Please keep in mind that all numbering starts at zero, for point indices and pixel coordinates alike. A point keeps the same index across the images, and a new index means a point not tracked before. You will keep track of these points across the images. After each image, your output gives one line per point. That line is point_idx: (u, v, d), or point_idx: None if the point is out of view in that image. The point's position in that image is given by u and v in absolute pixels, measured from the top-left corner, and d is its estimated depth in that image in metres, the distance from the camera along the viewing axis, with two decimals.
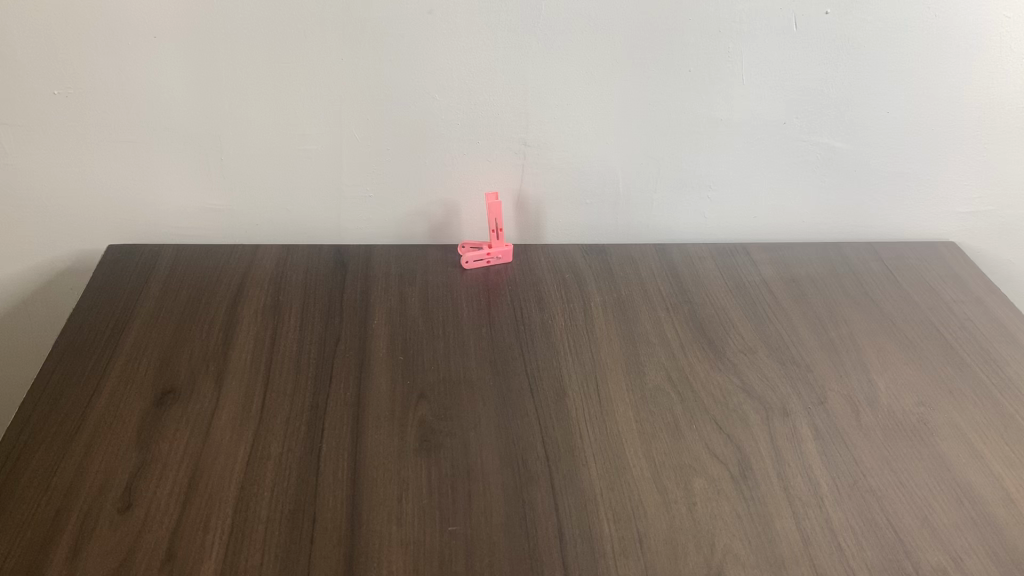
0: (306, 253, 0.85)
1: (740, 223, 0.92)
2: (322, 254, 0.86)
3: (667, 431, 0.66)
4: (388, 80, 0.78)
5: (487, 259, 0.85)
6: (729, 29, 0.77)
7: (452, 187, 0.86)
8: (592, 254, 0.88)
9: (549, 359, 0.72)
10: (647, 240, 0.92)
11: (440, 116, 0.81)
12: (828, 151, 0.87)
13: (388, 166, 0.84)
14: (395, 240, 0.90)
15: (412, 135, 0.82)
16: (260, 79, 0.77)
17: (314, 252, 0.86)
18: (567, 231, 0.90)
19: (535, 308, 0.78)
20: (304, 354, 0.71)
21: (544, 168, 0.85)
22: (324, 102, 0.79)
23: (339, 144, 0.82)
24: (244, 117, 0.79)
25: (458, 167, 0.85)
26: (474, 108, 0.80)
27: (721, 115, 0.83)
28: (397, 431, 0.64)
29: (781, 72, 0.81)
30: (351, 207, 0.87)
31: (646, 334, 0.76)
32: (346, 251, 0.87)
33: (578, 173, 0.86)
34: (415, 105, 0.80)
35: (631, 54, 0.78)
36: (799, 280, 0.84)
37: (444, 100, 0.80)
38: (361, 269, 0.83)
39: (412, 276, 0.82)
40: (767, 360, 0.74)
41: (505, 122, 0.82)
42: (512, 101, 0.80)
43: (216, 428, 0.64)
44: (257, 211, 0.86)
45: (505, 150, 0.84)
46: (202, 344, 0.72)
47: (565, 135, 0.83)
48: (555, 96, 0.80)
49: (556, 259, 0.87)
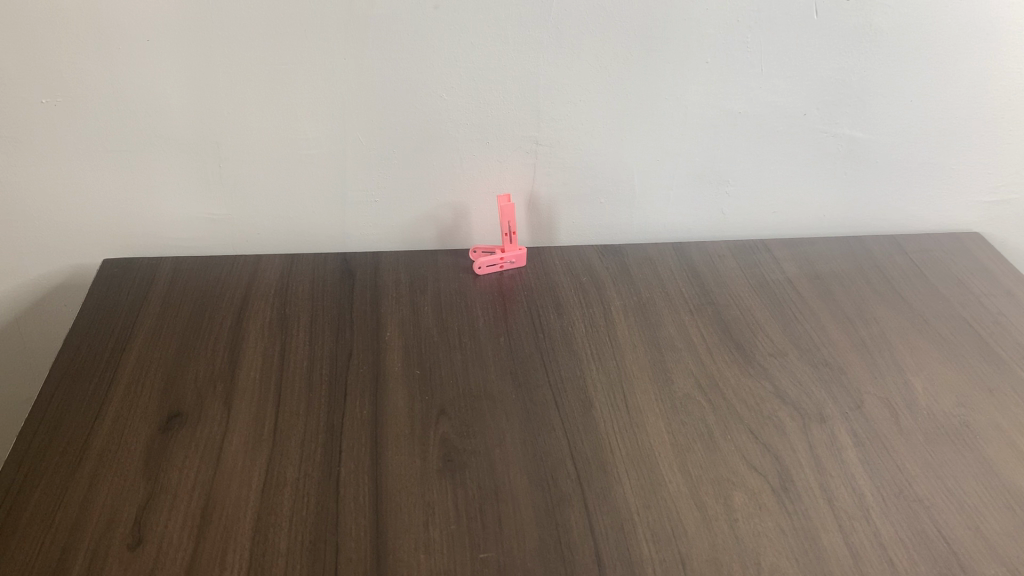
0: (312, 263, 0.82)
1: (759, 219, 0.89)
2: (327, 262, 0.82)
3: (702, 442, 0.63)
4: (393, 78, 0.74)
5: (501, 263, 0.81)
6: (747, 19, 0.74)
7: (462, 190, 0.83)
8: (609, 255, 0.85)
9: (572, 368, 0.69)
10: (664, 240, 0.89)
11: (448, 115, 0.77)
12: (850, 142, 0.84)
13: (395, 168, 0.80)
14: (403, 245, 0.86)
15: (419, 136, 0.78)
16: (259, 81, 0.73)
17: (319, 261, 0.82)
18: (581, 232, 0.87)
19: (553, 315, 0.75)
20: (316, 371, 0.68)
21: (556, 167, 0.82)
22: (327, 104, 0.75)
23: (343, 147, 0.78)
24: (243, 121, 0.75)
25: (467, 168, 0.81)
26: (483, 106, 0.77)
27: (740, 107, 0.80)
28: (418, 451, 0.61)
29: (801, 62, 0.77)
30: (356, 213, 0.83)
31: (671, 339, 0.73)
32: (352, 260, 0.83)
33: (592, 171, 0.83)
34: (421, 105, 0.76)
35: (647, 46, 0.75)
36: (824, 277, 0.82)
37: (452, 99, 0.76)
38: (369, 277, 0.80)
39: (423, 283, 0.79)
40: (798, 362, 0.71)
41: (516, 119, 0.78)
42: (522, 98, 0.77)
43: (227, 454, 0.61)
44: (259, 219, 0.82)
45: (516, 150, 0.80)
46: (207, 364, 0.69)
47: (578, 132, 0.80)
48: (567, 92, 0.77)
49: (571, 262, 0.83)
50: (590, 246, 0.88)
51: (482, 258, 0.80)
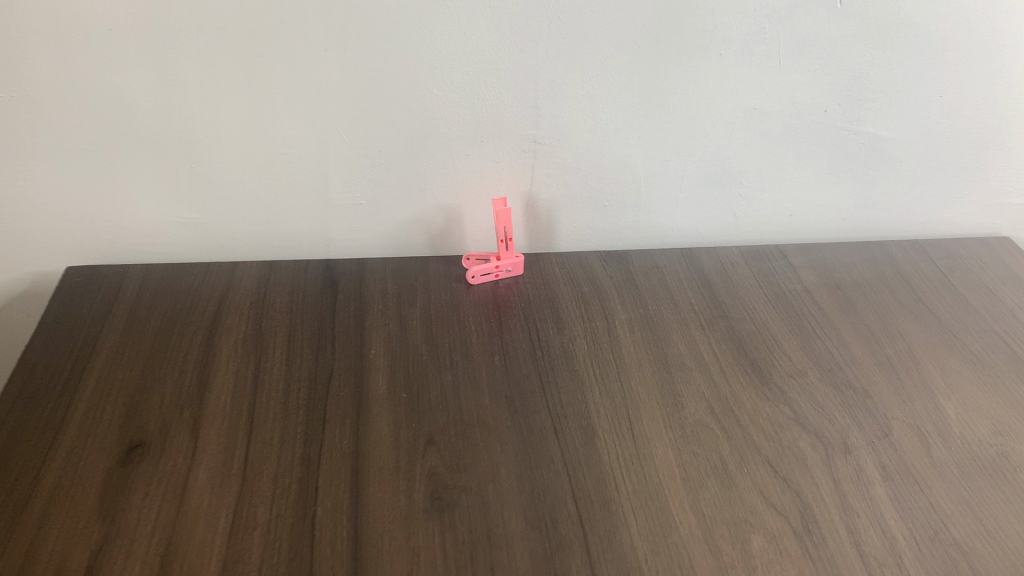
0: (292, 271, 0.76)
1: (775, 223, 0.83)
2: (309, 270, 0.76)
3: (716, 477, 0.57)
4: (378, 72, 0.68)
5: (496, 271, 0.75)
6: (765, 8, 0.67)
7: (454, 192, 0.77)
8: (613, 262, 0.79)
9: (573, 391, 0.63)
10: (672, 245, 0.83)
11: (438, 112, 0.71)
12: (873, 140, 0.77)
13: (381, 169, 0.74)
14: (392, 251, 0.80)
15: (408, 134, 0.72)
16: (233, 76, 0.67)
17: (300, 269, 0.76)
18: (583, 237, 0.81)
19: (553, 330, 0.69)
20: (292, 395, 0.62)
21: (555, 167, 0.76)
22: (306, 99, 0.69)
23: (326, 146, 0.72)
24: (216, 118, 0.69)
25: (460, 169, 0.75)
26: (476, 102, 0.71)
27: (755, 103, 0.74)
28: (403, 487, 0.55)
29: (822, 54, 0.71)
30: (340, 216, 0.77)
31: (680, 357, 0.67)
32: (336, 267, 0.77)
33: (595, 172, 0.76)
34: (410, 101, 0.70)
35: (655, 37, 0.68)
36: (845, 286, 0.76)
37: (443, 93, 0.70)
38: (353, 287, 0.74)
39: (412, 294, 0.73)
40: (819, 384, 0.65)
41: (512, 116, 0.72)
42: (519, 93, 0.70)
43: (192, 491, 0.55)
44: (235, 223, 0.76)
45: (512, 149, 0.74)
46: (174, 386, 0.63)
47: (580, 129, 0.73)
48: (568, 87, 0.71)
49: (572, 270, 0.77)
50: (593, 251, 0.82)
51: (476, 266, 0.74)
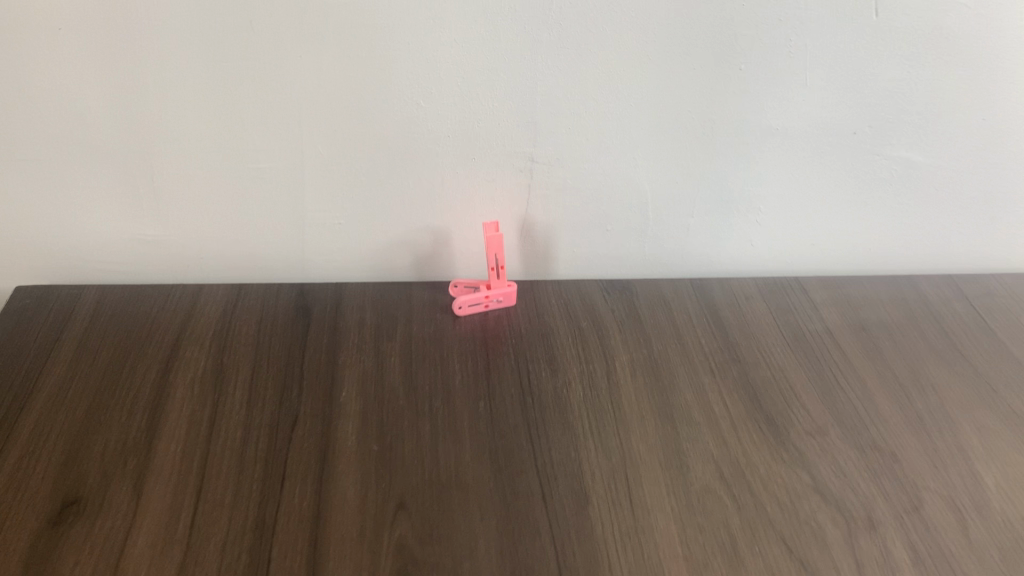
0: (262, 297, 0.69)
1: (795, 253, 0.75)
2: (281, 295, 0.69)
3: (723, 557, 0.50)
4: (358, 79, 0.61)
5: (486, 302, 0.68)
6: (791, 17, 0.60)
7: (442, 213, 0.70)
8: (616, 293, 0.72)
9: (564, 447, 0.56)
10: (681, 275, 0.76)
11: (424, 126, 0.64)
12: (906, 166, 0.70)
13: (361, 187, 0.67)
14: (374, 274, 0.73)
15: (390, 149, 0.65)
16: (196, 81, 0.60)
17: (272, 294, 0.69)
18: (584, 264, 0.74)
19: (545, 372, 0.62)
20: (250, 446, 0.55)
21: (554, 188, 0.69)
22: (278, 109, 0.62)
23: (300, 160, 0.65)
24: (178, 127, 0.62)
25: (449, 188, 0.68)
26: (467, 116, 0.64)
27: (777, 123, 0.66)
28: (366, 562, 0.49)
29: (853, 70, 0.64)
30: (316, 235, 0.70)
31: (687, 409, 0.60)
32: (311, 292, 0.70)
33: (598, 194, 0.69)
34: (392, 113, 0.63)
35: (667, 48, 0.61)
36: (871, 328, 0.69)
37: (429, 106, 0.63)
38: (328, 317, 0.67)
39: (392, 326, 0.66)
40: (841, 445, 0.58)
41: (506, 132, 0.65)
42: (514, 107, 0.63)
43: (128, 560, 0.48)
44: (201, 241, 0.69)
45: (507, 168, 0.67)
46: (120, 432, 0.57)
47: (582, 148, 0.66)
48: (568, 101, 0.63)
49: (570, 301, 0.70)
50: (594, 279, 0.75)
51: (464, 296, 0.67)
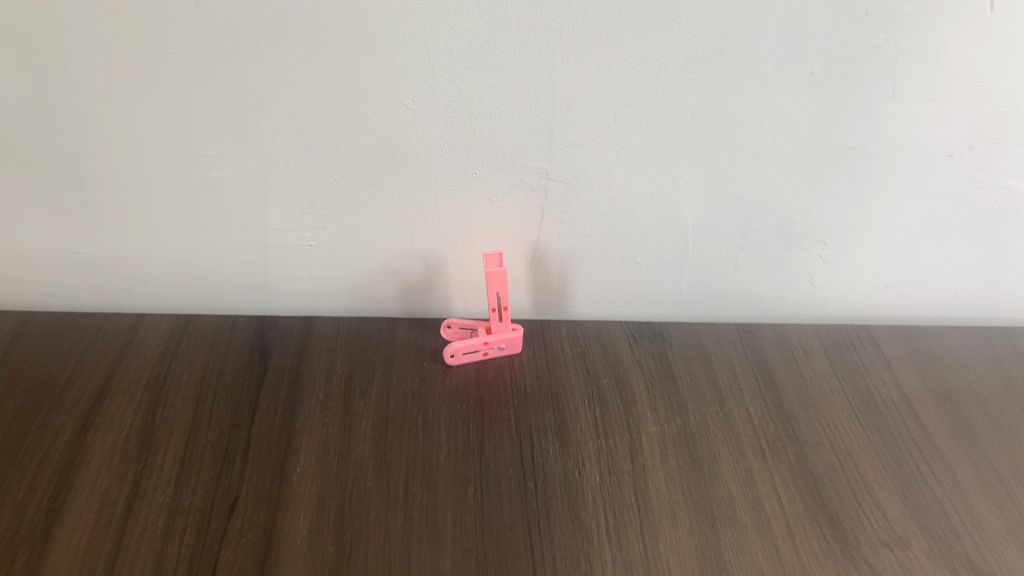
0: (213, 334, 0.57)
1: (865, 296, 0.62)
2: (236, 332, 0.57)
3: None
4: (330, 72, 0.48)
5: (485, 349, 0.56)
6: (882, 10, 0.47)
7: (435, 237, 0.57)
8: (644, 340, 0.59)
9: (571, 556, 0.43)
10: (724, 318, 0.63)
11: (414, 132, 0.51)
12: (1010, 198, 0.56)
13: (336, 202, 0.55)
14: (352, 305, 0.61)
15: (371, 159, 0.53)
16: (127, 71, 0.48)
17: (226, 330, 0.57)
18: (607, 302, 0.61)
19: (552, 445, 0.50)
20: (173, 541, 0.43)
21: (573, 211, 0.56)
22: (230, 107, 0.50)
23: (260, 170, 0.53)
24: (109, 125, 0.50)
25: (443, 207, 0.55)
26: (467, 121, 0.51)
27: (854, 141, 0.53)
28: None
29: (958, 78, 0.50)
30: (281, 258, 0.57)
31: (729, 505, 0.47)
32: (273, 328, 0.58)
33: (627, 220, 0.56)
34: (373, 114, 0.50)
35: (723, 43, 0.48)
36: (957, 396, 0.56)
37: (420, 108, 0.50)
38: (290, 363, 0.55)
39: (368, 376, 0.54)
40: (928, 563, 0.45)
41: (516, 141, 0.52)
42: (528, 111, 0.51)
43: None
44: (143, 260, 0.57)
45: (515, 185, 0.54)
46: (13, 513, 0.44)
47: (608, 164, 0.53)
48: (595, 106, 0.51)
49: (587, 348, 0.58)
50: (619, 320, 0.62)
51: (457, 341, 0.55)
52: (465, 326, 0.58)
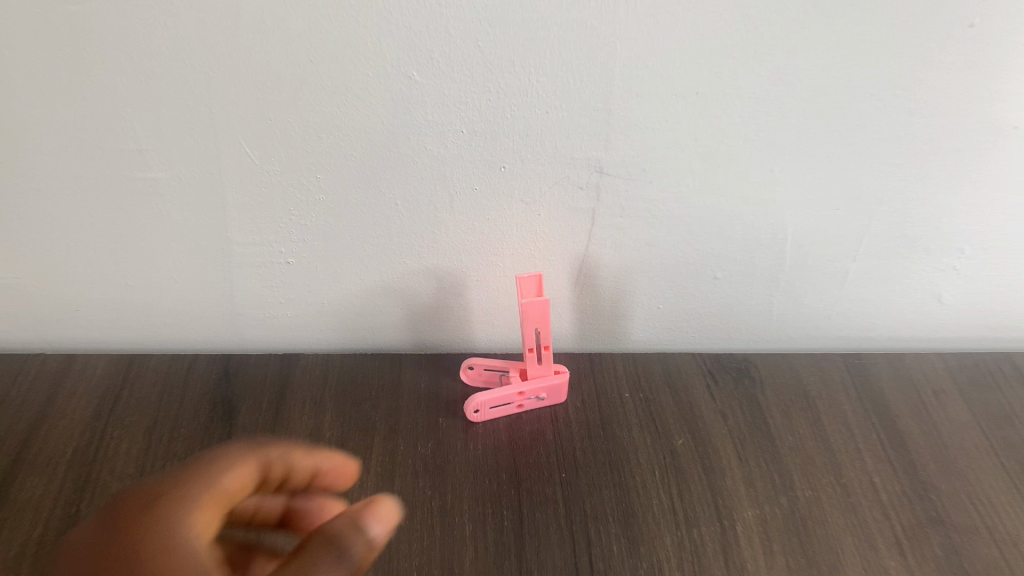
0: (163, 384, 0.44)
1: (1010, 318, 0.48)
2: (192, 382, 0.44)
3: None
4: (301, 35, 0.35)
5: (519, 400, 0.43)
6: None
7: (451, 251, 0.43)
8: (726, 381, 0.45)
9: None
10: (822, 346, 0.49)
11: (421, 114, 0.38)
12: None
13: (318, 206, 0.41)
14: (348, 335, 0.48)
15: (364, 150, 0.39)
16: (21, 36, 0.34)
17: (182, 379, 0.44)
18: (676, 327, 0.48)
19: (616, 542, 0.36)
20: None
21: (634, 216, 0.42)
22: (167, 85, 0.36)
23: (215, 168, 0.39)
24: (6, 114, 0.37)
25: (461, 213, 0.42)
26: (493, 100, 0.37)
27: (1019, 120, 0.39)
28: None
29: None
30: (251, 279, 0.44)
31: None
32: (242, 375, 0.45)
33: (705, 225, 0.43)
34: (364, 91, 0.37)
35: None
36: None
37: (428, 81, 0.36)
38: (262, 425, 0.41)
39: (367, 439, 0.41)
40: None
41: (559, 125, 0.38)
42: (576, 83, 0.37)
43: None
44: (75, 284, 0.44)
45: (558, 183, 0.41)
46: None
47: (684, 152, 0.40)
48: (669, 76, 0.37)
49: (652, 391, 0.44)
50: (689, 349, 0.49)
51: (484, 391, 0.42)
52: (493, 366, 0.45)
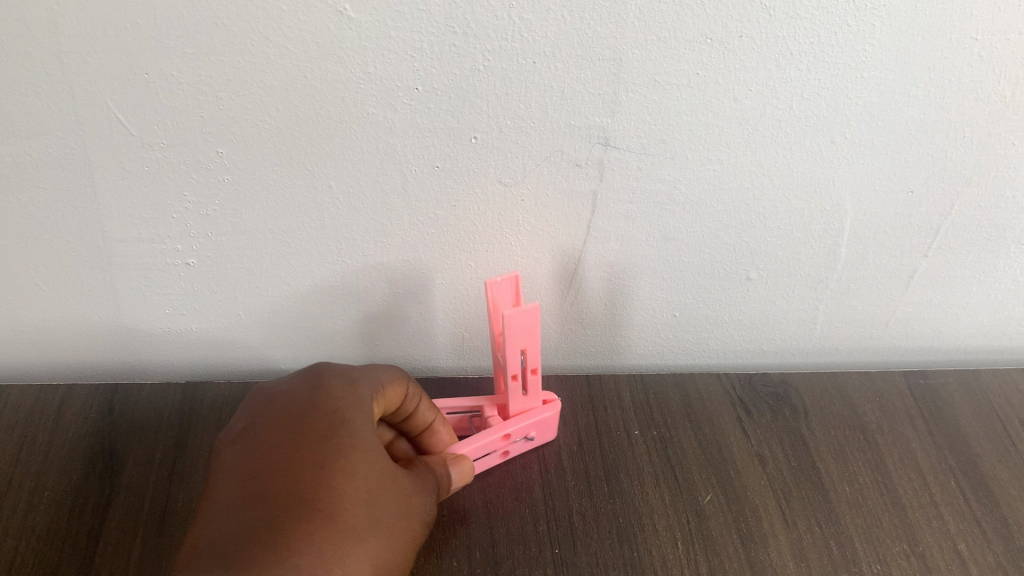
0: (25, 431, 0.34)
1: None
2: (64, 426, 0.34)
3: None
4: None
5: (504, 446, 0.33)
6: None
7: (407, 248, 0.33)
8: (762, 411, 0.36)
9: None
10: (874, 362, 0.41)
11: (358, 64, 0.27)
12: None
13: (222, 191, 0.30)
14: (288, 352, 0.38)
15: (280, 115, 0.28)
16: None
17: (52, 423, 0.34)
18: (705, 350, 0.40)
19: None
20: None
21: (647, 202, 0.32)
22: None
23: (72, 139, 0.28)
24: None
25: (418, 199, 0.31)
26: (456, 47, 0.26)
27: None
28: None
29: None
30: (144, 284, 0.34)
31: None
32: (134, 414, 0.35)
33: (738, 214, 0.33)
34: (272, 31, 0.26)
35: None
36: None
37: (365, 18, 0.25)
38: (151, 487, 0.31)
39: None
40: None
41: (551, 80, 0.28)
42: (575, 21, 0.26)
43: None
44: None
45: (547, 160, 0.30)
46: None
47: (718, 119, 0.29)
48: (707, 12, 0.26)
49: (669, 429, 0.35)
50: (726, 367, 0.41)
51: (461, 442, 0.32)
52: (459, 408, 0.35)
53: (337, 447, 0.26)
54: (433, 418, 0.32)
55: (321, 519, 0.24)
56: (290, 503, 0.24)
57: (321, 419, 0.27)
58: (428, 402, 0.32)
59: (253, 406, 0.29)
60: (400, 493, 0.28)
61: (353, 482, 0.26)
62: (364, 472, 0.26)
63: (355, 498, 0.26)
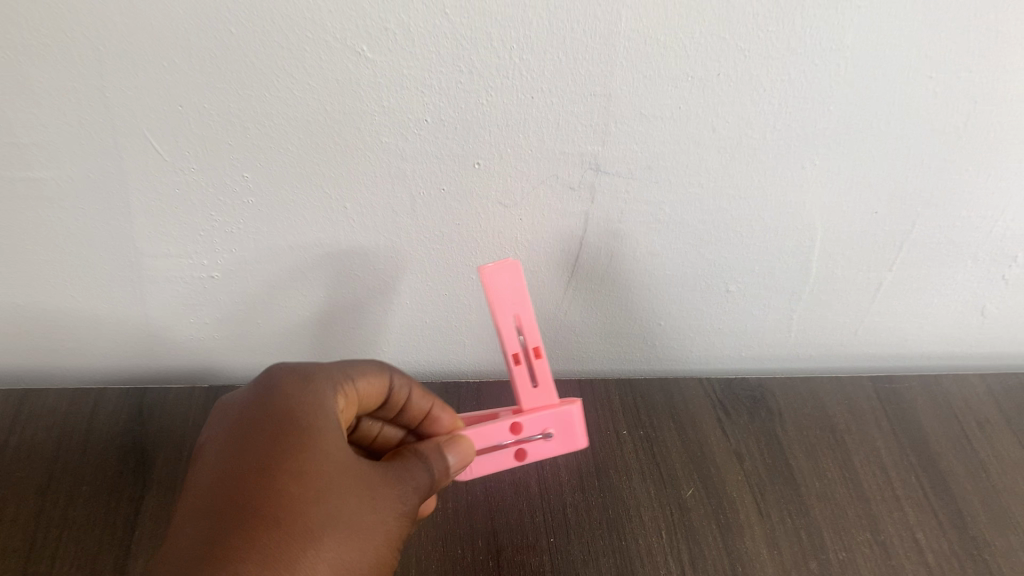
0: (63, 431, 0.36)
1: None
2: (97, 427, 0.37)
3: None
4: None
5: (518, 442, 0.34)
6: None
7: (414, 262, 0.36)
8: (740, 413, 0.39)
9: None
10: (846, 366, 0.44)
11: (373, 99, 0.30)
12: None
13: (246, 211, 0.33)
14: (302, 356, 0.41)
15: (302, 143, 0.31)
16: None
17: (86, 424, 0.37)
18: (689, 356, 0.43)
19: None
20: None
21: (635, 221, 0.35)
22: (35, 63, 0.28)
23: (111, 164, 0.31)
24: None
25: (426, 218, 0.34)
26: (463, 84, 0.29)
27: None
28: None
29: None
30: (172, 295, 0.36)
31: None
32: (162, 415, 0.37)
33: (718, 232, 0.36)
34: (296, 70, 0.28)
35: None
36: None
37: (381, 59, 0.28)
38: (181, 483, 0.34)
39: None
40: None
41: (548, 113, 0.31)
42: (570, 62, 0.29)
43: None
44: None
45: (544, 184, 0.33)
46: None
47: (699, 148, 0.32)
48: (688, 54, 0.29)
49: (655, 428, 0.38)
50: (710, 371, 0.44)
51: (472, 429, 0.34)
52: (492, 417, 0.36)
53: (290, 450, 0.27)
54: (429, 406, 0.35)
55: (274, 527, 0.25)
56: (245, 509, 0.25)
57: (277, 424, 0.28)
58: (422, 392, 0.35)
59: (220, 414, 0.30)
60: (367, 485, 0.28)
61: (309, 484, 0.26)
62: (321, 471, 0.27)
63: (311, 500, 0.26)
